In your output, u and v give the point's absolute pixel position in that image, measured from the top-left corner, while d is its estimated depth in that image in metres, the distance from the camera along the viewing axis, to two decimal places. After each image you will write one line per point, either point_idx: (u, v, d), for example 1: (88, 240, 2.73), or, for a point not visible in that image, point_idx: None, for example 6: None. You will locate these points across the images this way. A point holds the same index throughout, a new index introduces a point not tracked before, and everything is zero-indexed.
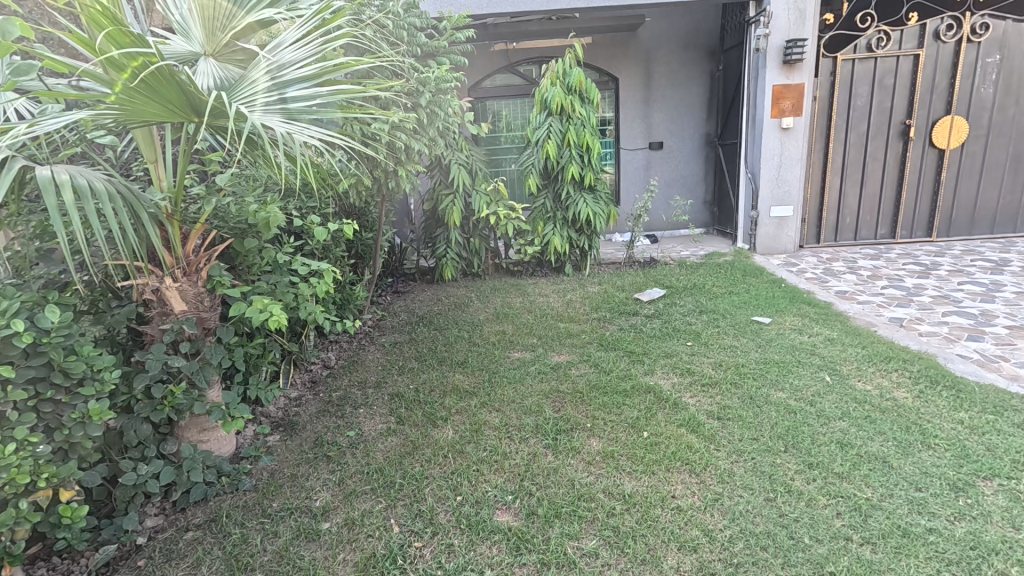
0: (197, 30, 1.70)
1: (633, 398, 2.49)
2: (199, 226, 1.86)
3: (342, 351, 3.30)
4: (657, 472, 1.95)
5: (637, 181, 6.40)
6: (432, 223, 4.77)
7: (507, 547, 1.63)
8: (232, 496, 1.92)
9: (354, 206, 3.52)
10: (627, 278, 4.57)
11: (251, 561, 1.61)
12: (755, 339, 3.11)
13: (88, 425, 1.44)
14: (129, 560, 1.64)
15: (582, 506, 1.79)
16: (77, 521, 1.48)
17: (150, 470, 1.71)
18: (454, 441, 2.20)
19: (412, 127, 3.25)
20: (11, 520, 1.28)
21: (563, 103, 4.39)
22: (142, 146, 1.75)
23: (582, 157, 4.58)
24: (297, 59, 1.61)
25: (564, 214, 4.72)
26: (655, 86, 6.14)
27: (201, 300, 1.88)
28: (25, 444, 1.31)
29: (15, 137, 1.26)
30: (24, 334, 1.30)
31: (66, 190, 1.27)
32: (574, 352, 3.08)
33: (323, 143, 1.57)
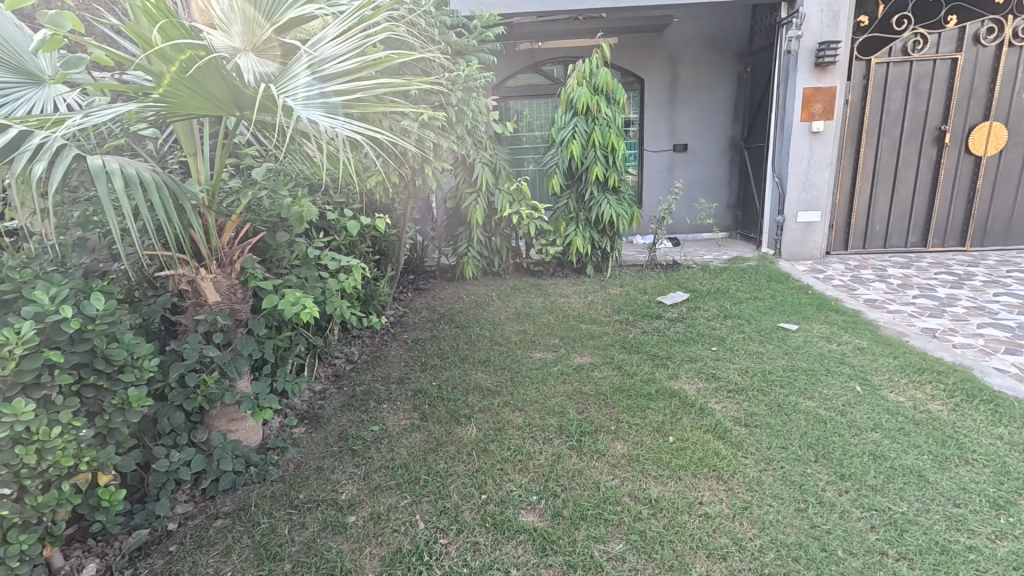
0: (238, 26, 1.72)
1: (658, 402, 2.47)
2: (234, 219, 1.89)
3: (365, 346, 3.33)
4: (684, 478, 1.92)
5: (660, 184, 6.35)
6: (454, 221, 4.79)
7: (532, 547, 1.62)
8: (260, 486, 1.94)
9: (380, 203, 3.55)
10: (649, 281, 4.52)
11: (280, 551, 1.63)
12: (782, 346, 3.05)
13: (127, 411, 1.48)
14: (161, 545, 1.68)
15: (608, 509, 1.77)
16: (115, 504, 1.52)
17: (182, 458, 1.74)
18: (478, 439, 2.20)
19: (440, 125, 3.27)
20: (54, 501, 1.32)
21: (589, 103, 4.37)
22: (182, 139, 1.79)
23: (607, 158, 4.55)
24: (337, 54, 1.62)
25: (587, 214, 4.70)
26: (681, 87, 6.08)
27: (234, 292, 1.90)
28: (68, 428, 1.35)
29: (69, 127, 1.29)
30: (72, 320, 1.34)
31: (115, 179, 1.30)
32: (597, 353, 3.07)
33: (363, 136, 1.57)
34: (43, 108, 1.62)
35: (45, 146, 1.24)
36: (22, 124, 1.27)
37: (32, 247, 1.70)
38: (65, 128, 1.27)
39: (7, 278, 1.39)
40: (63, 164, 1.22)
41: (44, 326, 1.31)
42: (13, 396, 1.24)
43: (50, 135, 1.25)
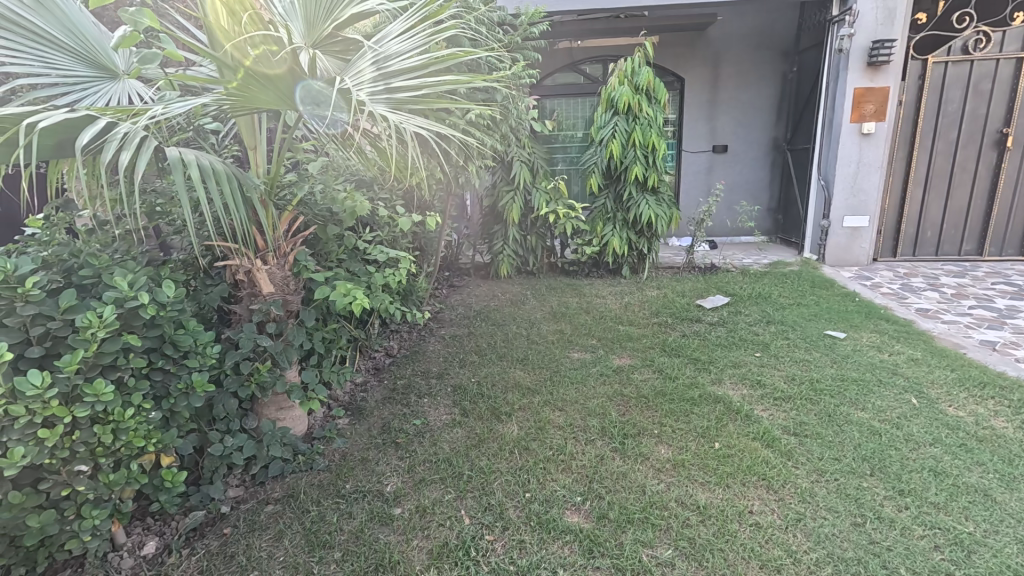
0: (300, 21, 1.69)
1: (702, 407, 2.42)
2: (288, 212, 1.93)
3: (404, 341, 3.37)
4: (733, 486, 1.87)
5: (698, 185, 6.24)
6: (490, 218, 4.80)
7: (579, 548, 1.61)
8: (308, 475, 1.98)
9: (422, 200, 3.59)
10: (687, 283, 4.44)
11: (330, 539, 1.66)
12: (829, 354, 2.95)
13: (191, 395, 1.53)
14: (215, 527, 1.72)
15: (655, 514, 1.74)
16: (177, 485, 1.58)
17: (235, 443, 1.79)
18: (519, 437, 2.20)
19: (485, 123, 3.29)
20: (124, 479, 1.38)
21: (630, 103, 4.31)
22: (243, 132, 1.83)
23: (648, 158, 4.48)
24: (403, 50, 1.67)
25: (625, 214, 4.64)
26: (722, 86, 5.95)
27: (287, 283, 1.94)
28: (139, 409, 1.41)
29: (149, 120, 1.33)
30: (147, 306, 1.40)
31: (191, 170, 1.34)
32: (637, 356, 3.02)
33: (424, 133, 1.64)
34: (120, 101, 1.71)
35: (128, 136, 1.29)
36: (105, 116, 1.32)
37: (104, 234, 1.79)
38: (145, 119, 1.32)
39: (87, 263, 1.47)
40: (146, 154, 1.27)
41: (122, 311, 1.38)
42: (94, 376, 1.31)
43: (133, 125, 1.30)
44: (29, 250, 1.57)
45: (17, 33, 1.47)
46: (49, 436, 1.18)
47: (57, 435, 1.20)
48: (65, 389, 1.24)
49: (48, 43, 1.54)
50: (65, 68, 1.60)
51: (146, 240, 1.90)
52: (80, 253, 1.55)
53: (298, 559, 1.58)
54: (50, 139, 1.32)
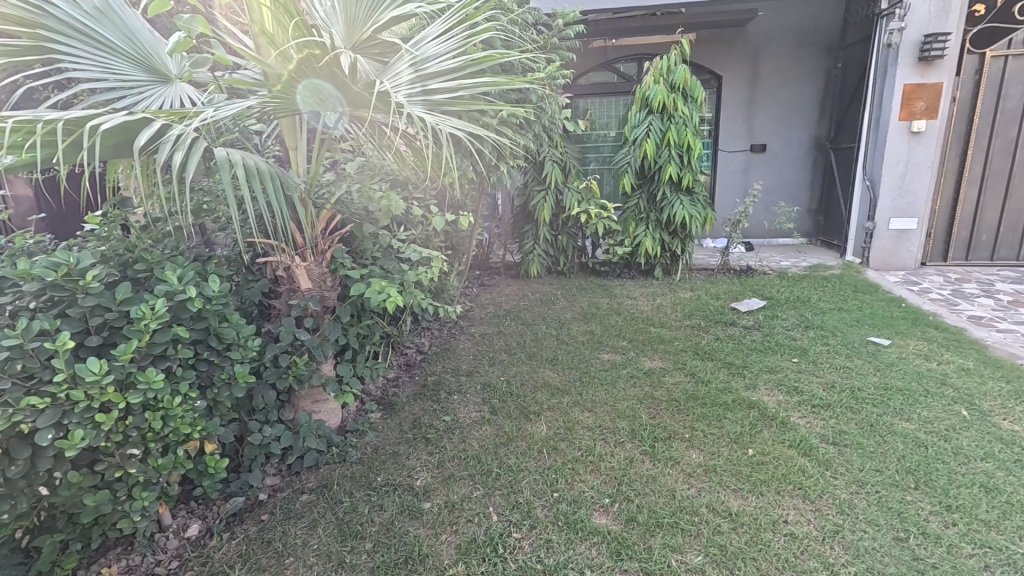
0: (340, 25, 1.75)
1: (735, 412, 2.36)
2: (327, 212, 1.99)
3: (435, 338, 3.42)
4: (767, 494, 1.83)
5: (734, 185, 6.09)
6: (522, 218, 4.81)
7: (606, 550, 1.60)
8: (341, 466, 2.03)
9: (455, 199, 3.63)
10: (721, 286, 4.34)
11: (362, 530, 1.70)
12: (872, 362, 2.83)
13: (233, 386, 1.60)
14: (253, 513, 1.78)
15: (685, 519, 1.72)
16: (219, 472, 1.65)
17: (273, 433, 1.85)
18: (548, 437, 2.20)
19: (518, 122, 3.30)
20: (171, 464, 1.46)
21: (665, 101, 4.25)
22: (286, 133, 1.89)
23: (682, 158, 4.40)
24: (440, 52, 1.70)
25: (658, 215, 4.57)
26: (762, 84, 5.79)
27: (325, 280, 2.00)
28: (186, 398, 1.47)
29: (199, 121, 1.40)
30: (195, 299, 1.47)
31: (237, 169, 1.41)
32: (668, 358, 2.98)
33: (461, 133, 1.66)
34: (171, 104, 1.80)
35: (180, 137, 1.36)
36: (160, 118, 1.40)
37: (156, 230, 1.89)
38: (197, 121, 1.38)
39: (141, 258, 1.56)
40: (197, 154, 1.33)
41: (171, 304, 1.45)
42: (146, 365, 1.39)
43: (185, 127, 1.37)
44: (89, 244, 1.67)
45: (81, 39, 1.56)
46: (104, 420, 1.26)
47: (112, 420, 1.28)
48: (120, 376, 1.32)
49: (108, 49, 1.64)
50: (124, 72, 1.69)
51: (194, 236, 1.99)
52: (134, 248, 1.64)
53: (331, 548, 1.63)
54: (111, 140, 1.40)
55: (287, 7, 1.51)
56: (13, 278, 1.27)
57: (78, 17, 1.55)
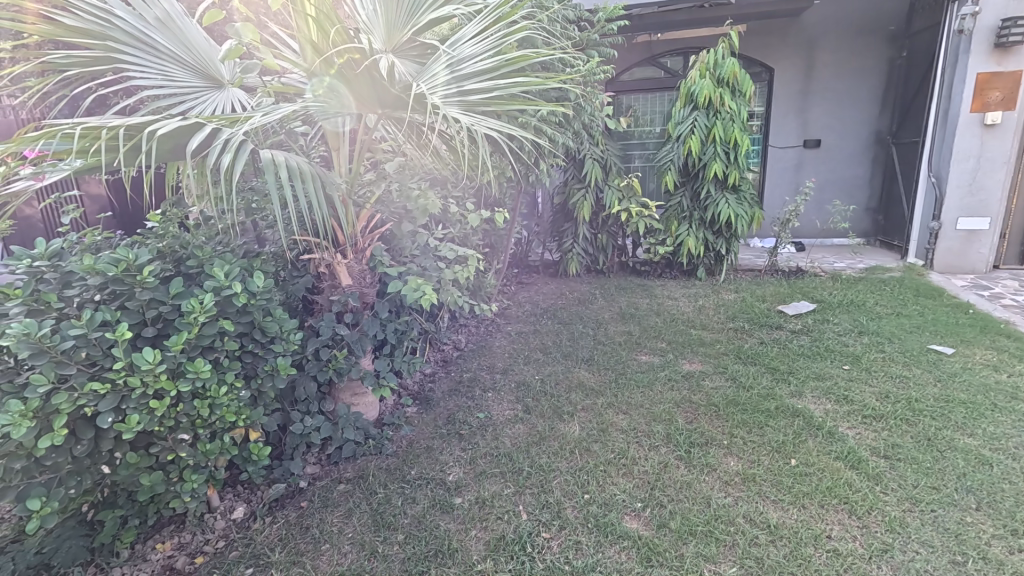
0: (381, 28, 1.79)
1: (778, 420, 2.27)
2: (366, 211, 2.04)
3: (471, 335, 3.45)
4: (809, 507, 1.75)
5: (785, 183, 5.84)
6: (561, 216, 4.79)
7: (637, 555, 1.58)
8: (377, 458, 2.09)
9: (494, 198, 3.66)
10: (768, 288, 4.18)
11: (394, 521, 1.74)
12: (933, 372, 2.65)
13: (276, 377, 1.68)
14: (294, 500, 1.86)
15: (720, 528, 1.67)
16: (262, 459, 1.73)
17: (314, 424, 1.92)
18: (580, 437, 2.19)
19: (557, 120, 3.28)
20: (218, 450, 1.55)
21: (711, 96, 4.12)
22: (329, 136, 1.95)
23: (728, 155, 4.26)
24: (476, 53, 1.71)
25: (702, 213, 4.44)
26: (817, 76, 5.52)
27: (364, 277, 2.06)
28: (232, 388, 1.56)
29: (249, 125, 1.47)
30: (240, 294, 1.55)
31: (280, 170, 1.47)
32: (709, 362, 2.89)
33: (495, 133, 1.67)
34: (224, 108, 1.88)
35: (230, 140, 1.44)
36: (212, 122, 1.48)
37: (211, 228, 2.01)
38: (246, 125, 1.45)
39: (193, 255, 1.66)
40: (244, 156, 1.40)
41: (219, 299, 1.54)
42: (195, 356, 1.47)
43: (234, 131, 1.44)
44: (149, 241, 1.80)
45: (144, 50, 1.68)
46: (157, 407, 1.35)
47: (164, 406, 1.36)
48: (171, 366, 1.41)
49: (167, 58, 1.75)
50: (182, 80, 1.80)
51: (245, 233, 2.10)
52: (188, 245, 1.75)
53: (365, 537, 1.68)
54: (167, 144, 1.50)
55: (328, 14, 1.57)
56: (81, 272, 1.38)
57: (142, 30, 1.67)
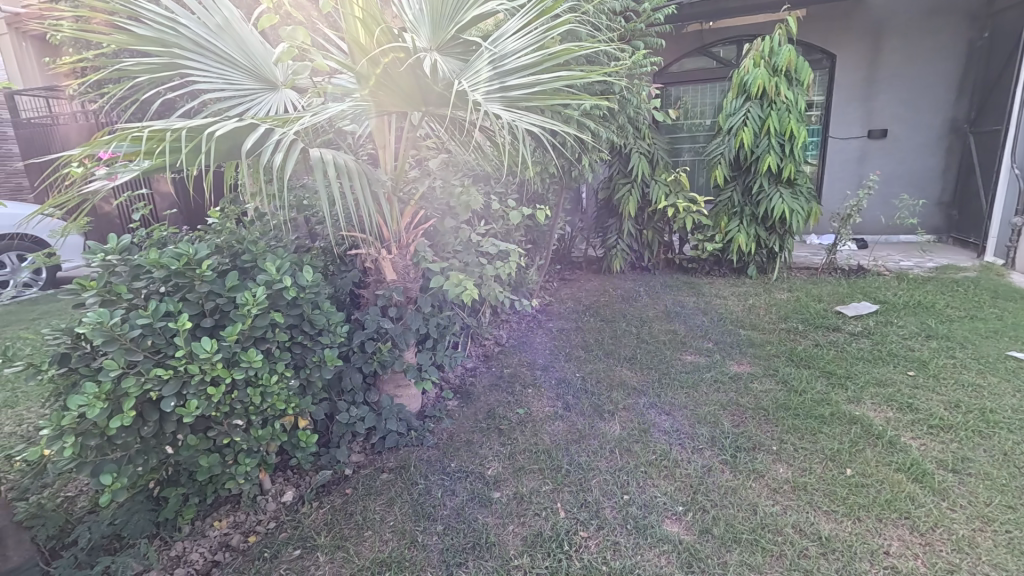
0: (426, 27, 1.82)
1: (833, 427, 2.15)
2: (411, 207, 2.08)
3: (513, 330, 3.46)
4: (866, 520, 1.65)
5: (846, 176, 5.51)
6: (606, 212, 4.71)
7: (677, 560, 1.54)
8: (419, 449, 2.13)
9: (537, 194, 3.65)
10: (825, 287, 3.96)
11: (434, 512, 1.78)
12: (1012, 381, 2.43)
13: (323, 367, 1.74)
14: (340, 486, 1.93)
15: (767, 537, 1.60)
16: (309, 446, 1.80)
17: (359, 414, 1.99)
18: (621, 438, 2.15)
19: (601, 114, 3.23)
20: (269, 436, 1.62)
21: (766, 86, 3.93)
22: (375, 133, 2.00)
23: (784, 147, 4.06)
24: (518, 48, 1.71)
25: (754, 209, 4.26)
26: (884, 62, 5.16)
27: (407, 272, 2.12)
28: (282, 377, 1.63)
29: (300, 125, 1.52)
30: (290, 288, 1.62)
31: (329, 168, 1.52)
32: (758, 363, 2.78)
33: (537, 129, 1.66)
34: (278, 109, 1.96)
35: (281, 140, 1.50)
36: (267, 123, 1.55)
37: (267, 224, 2.11)
38: (296, 125, 1.51)
39: (249, 250, 1.75)
40: (295, 154, 1.45)
41: (271, 292, 1.61)
42: (249, 345, 1.55)
43: (286, 131, 1.50)
44: (209, 236, 1.91)
45: (205, 56, 1.77)
46: (214, 393, 1.43)
47: (220, 393, 1.44)
48: (227, 355, 1.49)
49: (226, 62, 1.84)
50: (239, 83, 1.89)
51: (298, 228, 2.19)
52: (243, 241, 1.84)
53: (406, 526, 1.72)
54: (225, 145, 1.58)
55: (374, 16, 1.59)
56: (147, 266, 1.48)
57: (204, 36, 1.76)
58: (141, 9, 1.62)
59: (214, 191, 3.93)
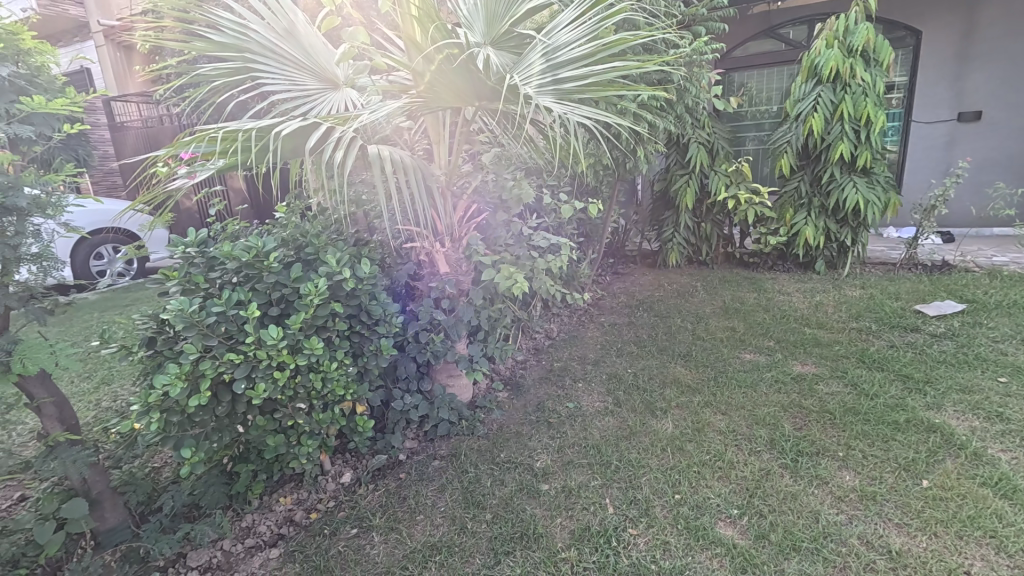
0: (480, 22, 1.82)
1: (909, 434, 2.00)
2: (464, 202, 2.14)
3: (564, 324, 3.45)
4: (944, 536, 1.53)
5: (931, 163, 5.07)
6: (661, 205, 4.58)
7: (730, 564, 1.49)
8: (469, 438, 2.18)
9: (591, 186, 3.61)
10: (904, 284, 3.67)
11: (483, 500, 1.81)
12: None
13: (379, 356, 1.81)
14: (394, 471, 2.00)
15: (828, 547, 1.52)
16: (366, 431, 1.88)
17: (412, 402, 2.06)
18: (673, 435, 2.10)
19: (658, 105, 3.15)
20: (329, 419, 1.71)
21: (839, 68, 3.68)
22: (430, 129, 2.04)
23: (858, 134, 3.78)
24: (571, 40, 1.69)
25: (823, 200, 4.01)
26: (980, 37, 4.69)
27: (459, 265, 2.20)
28: (341, 364, 1.71)
29: (359, 122, 1.58)
30: (349, 279, 1.70)
31: (386, 164, 1.57)
32: (824, 364, 2.62)
33: (589, 122, 1.63)
34: (338, 108, 2.03)
35: (342, 138, 1.56)
36: (328, 121, 1.62)
37: (328, 219, 2.21)
38: (355, 123, 1.58)
39: (312, 243, 1.85)
40: (354, 150, 1.51)
41: (331, 283, 1.69)
42: (311, 334, 1.63)
43: (346, 128, 1.57)
44: (277, 230, 2.03)
45: (274, 60, 1.89)
46: (280, 377, 1.52)
47: (285, 377, 1.53)
48: (292, 342, 1.57)
49: (291, 65, 1.95)
50: (305, 84, 1.99)
51: (358, 222, 2.28)
52: (307, 234, 1.94)
53: (456, 513, 1.76)
54: (290, 143, 1.66)
55: (429, 12, 1.62)
56: (222, 258, 1.60)
57: (273, 41, 1.86)
58: (217, 17, 1.73)
59: (281, 187, 4.15)
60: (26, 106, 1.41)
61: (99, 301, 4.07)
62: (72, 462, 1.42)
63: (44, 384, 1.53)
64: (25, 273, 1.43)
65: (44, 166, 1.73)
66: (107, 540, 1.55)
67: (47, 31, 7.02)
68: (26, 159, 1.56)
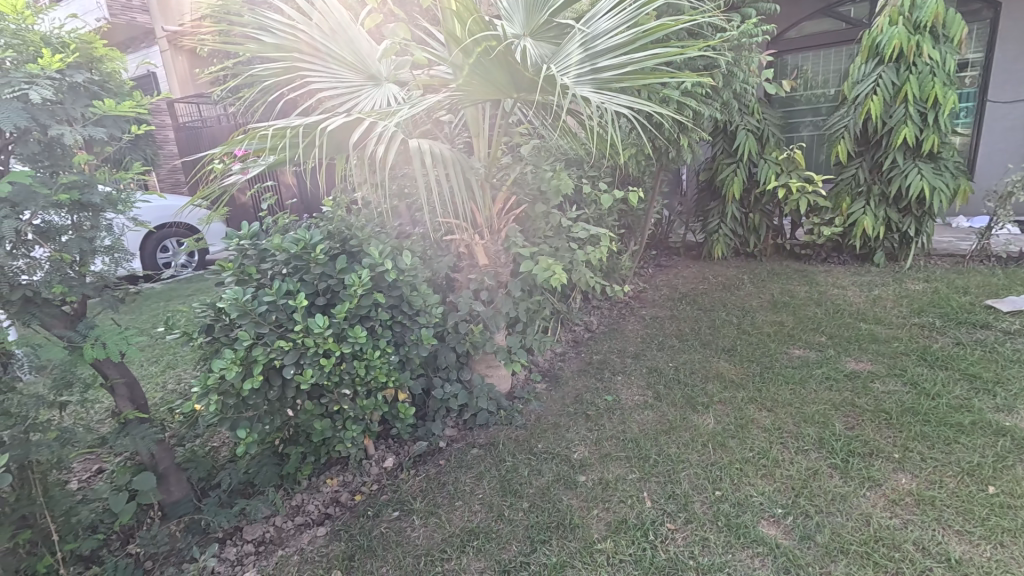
0: (520, 14, 1.84)
1: (974, 438, 1.87)
2: (504, 194, 2.17)
3: (604, 317, 3.42)
4: (1011, 547, 1.43)
5: (1009, 147, 4.68)
6: (707, 195, 4.45)
7: (772, 564, 1.46)
8: (508, 428, 2.20)
9: (632, 177, 3.54)
10: (975, 277, 3.41)
11: (520, 489, 1.84)
12: None
13: (420, 345, 1.85)
14: (434, 457, 2.06)
15: (880, 551, 1.46)
16: (408, 418, 1.93)
17: (452, 391, 2.10)
18: (715, 431, 2.06)
19: (703, 92, 3.05)
20: (372, 406, 1.77)
21: (903, 47, 3.44)
22: (471, 123, 2.06)
23: (925, 117, 3.54)
24: (611, 27, 1.66)
25: (883, 188, 3.77)
26: None
27: (499, 257, 2.20)
28: (384, 353, 1.76)
29: (400, 116, 1.62)
30: (391, 271, 1.76)
31: (426, 157, 1.61)
32: (881, 362, 2.48)
33: (628, 111, 1.60)
34: (382, 104, 2.05)
35: (384, 132, 1.60)
36: (371, 117, 1.67)
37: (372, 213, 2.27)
38: (397, 118, 1.62)
39: (356, 236, 1.92)
40: (396, 144, 1.56)
41: (374, 274, 1.75)
42: (355, 323, 1.69)
43: (389, 123, 1.61)
44: (324, 223, 2.11)
45: (321, 59, 1.98)
46: (326, 363, 1.59)
47: (331, 364, 1.60)
48: (337, 330, 1.64)
49: (337, 63, 2.02)
50: (350, 81, 2.06)
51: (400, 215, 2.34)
52: (352, 227, 2.00)
53: (494, 500, 1.80)
54: (336, 138, 1.73)
55: (466, 5, 1.62)
56: (272, 250, 1.69)
57: (319, 40, 1.93)
58: (266, 19, 1.81)
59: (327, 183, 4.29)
60: (98, 109, 1.52)
61: (164, 291, 4.36)
62: (141, 438, 1.54)
63: (117, 366, 1.67)
64: (100, 264, 1.54)
65: (117, 166, 1.87)
66: (172, 511, 1.67)
67: (119, 38, 7.52)
68: (100, 158, 1.69)
